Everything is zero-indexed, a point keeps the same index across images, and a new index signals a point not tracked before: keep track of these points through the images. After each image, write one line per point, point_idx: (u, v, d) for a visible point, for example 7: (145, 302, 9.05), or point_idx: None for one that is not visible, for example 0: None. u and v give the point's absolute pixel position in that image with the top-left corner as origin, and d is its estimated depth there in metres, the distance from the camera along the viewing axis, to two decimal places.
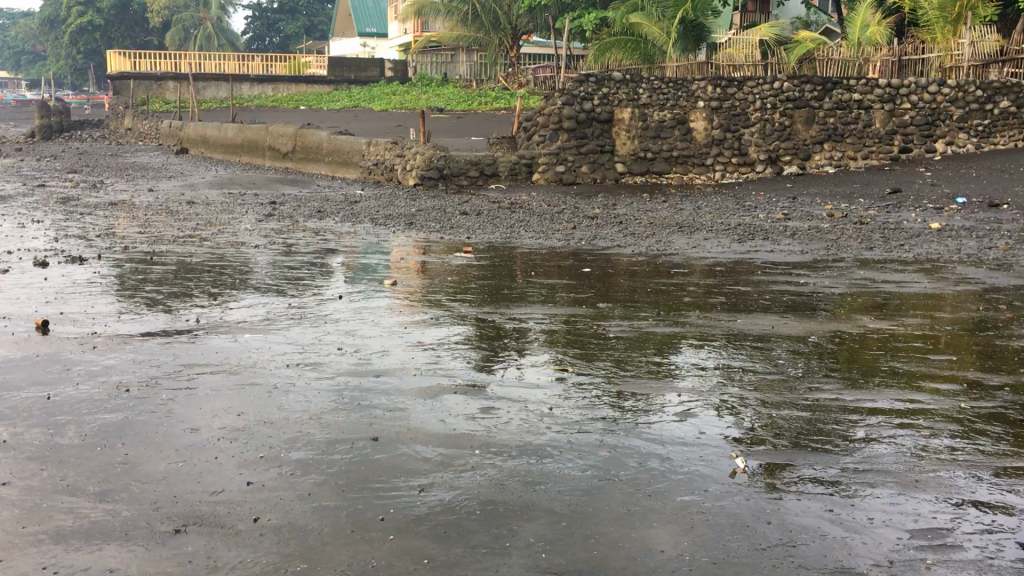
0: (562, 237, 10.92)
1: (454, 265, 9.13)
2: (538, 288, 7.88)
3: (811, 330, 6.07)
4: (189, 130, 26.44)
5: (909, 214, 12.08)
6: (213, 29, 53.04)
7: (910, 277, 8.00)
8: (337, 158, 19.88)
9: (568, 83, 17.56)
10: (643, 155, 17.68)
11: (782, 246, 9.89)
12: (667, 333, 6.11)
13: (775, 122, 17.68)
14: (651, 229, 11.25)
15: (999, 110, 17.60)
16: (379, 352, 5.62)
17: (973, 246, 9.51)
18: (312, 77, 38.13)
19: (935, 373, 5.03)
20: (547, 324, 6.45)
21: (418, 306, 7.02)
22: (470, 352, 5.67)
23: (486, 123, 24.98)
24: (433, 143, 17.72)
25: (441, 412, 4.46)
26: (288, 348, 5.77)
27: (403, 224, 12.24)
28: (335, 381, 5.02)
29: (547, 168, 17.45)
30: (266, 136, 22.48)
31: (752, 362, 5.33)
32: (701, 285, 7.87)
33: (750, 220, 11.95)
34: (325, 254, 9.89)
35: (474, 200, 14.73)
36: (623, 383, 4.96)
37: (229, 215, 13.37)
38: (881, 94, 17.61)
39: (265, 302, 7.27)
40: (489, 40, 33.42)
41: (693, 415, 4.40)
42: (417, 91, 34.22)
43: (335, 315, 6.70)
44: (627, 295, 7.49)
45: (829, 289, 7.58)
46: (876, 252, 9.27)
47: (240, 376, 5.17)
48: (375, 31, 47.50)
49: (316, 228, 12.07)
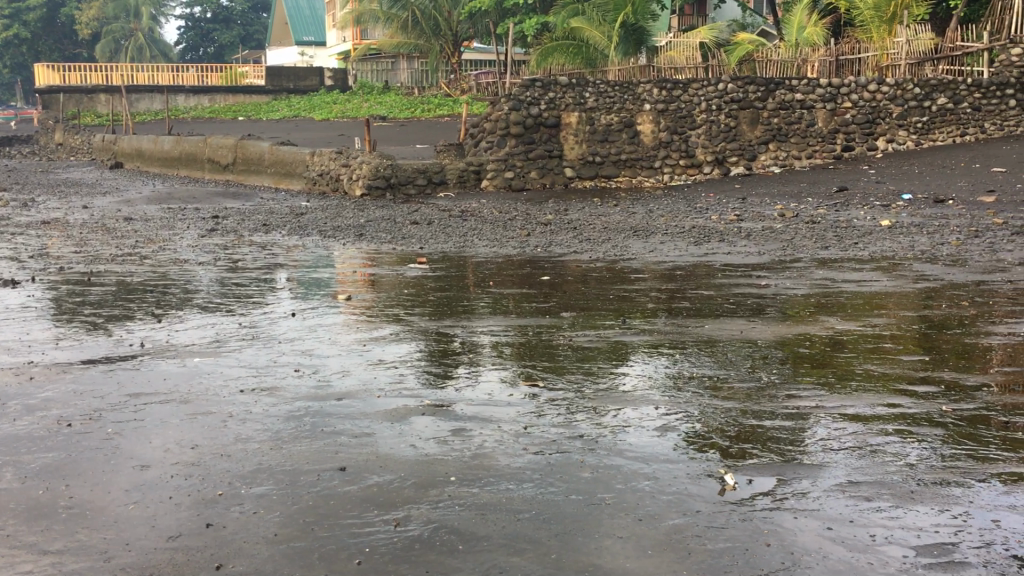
0: (516, 244, 10.75)
1: (409, 277, 8.88)
2: (496, 298, 7.67)
3: (779, 334, 5.95)
4: (124, 144, 25.70)
5: (858, 212, 12.15)
6: (145, 40, 51.95)
7: (869, 276, 7.98)
8: (279, 169, 19.47)
9: (514, 89, 17.55)
10: (591, 159, 17.62)
11: (738, 247, 9.83)
12: (634, 342, 5.94)
13: (721, 124, 17.74)
14: (606, 234, 11.13)
15: (937, 107, 17.90)
16: (337, 373, 5.36)
17: (925, 242, 9.56)
18: (250, 87, 37.45)
19: (910, 375, 4.92)
20: (509, 336, 6.24)
21: (374, 322, 6.76)
22: (433, 369, 5.45)
23: (431, 130, 24.73)
24: (379, 152, 17.43)
25: (408, 437, 4.23)
26: (241, 372, 5.47)
27: (352, 236, 11.95)
28: (293, 406, 4.75)
29: (496, 175, 17.28)
30: (204, 148, 21.94)
31: (724, 370, 5.19)
32: (663, 290, 7.74)
33: (703, 222, 11.92)
34: (273, 268, 9.58)
35: (424, 209, 14.50)
36: (596, 397, 4.78)
37: (170, 231, 12.93)
38: (823, 93, 17.77)
39: (214, 322, 6.96)
40: (430, 47, 32.98)
41: (673, 429, 4.23)
42: (358, 100, 33.84)
43: (288, 334, 6.41)
44: (588, 303, 7.32)
45: (791, 290, 7.50)
46: (832, 251, 9.26)
47: (190, 405, 4.87)
48: (313, 39, 46.91)
49: (262, 242, 11.72)
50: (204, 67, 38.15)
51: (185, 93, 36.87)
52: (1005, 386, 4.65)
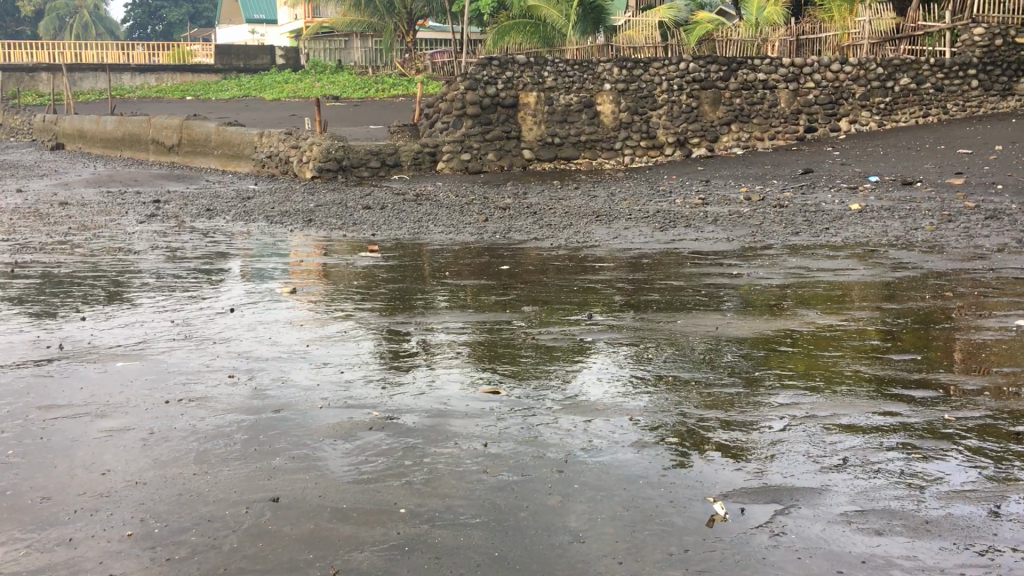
0: (474, 230, 10.24)
1: (359, 267, 8.31)
2: (453, 290, 7.15)
3: (758, 331, 5.52)
4: (65, 124, 24.63)
5: (825, 195, 11.86)
6: (89, 18, 50.42)
7: (844, 264, 7.61)
8: (227, 151, 18.72)
9: (470, 68, 16.95)
10: (550, 140, 17.13)
11: (705, 233, 9.45)
12: (603, 341, 5.47)
13: (682, 104, 17.35)
14: (567, 219, 10.66)
15: (900, 87, 17.64)
16: (277, 379, 4.82)
17: (899, 227, 9.23)
18: (198, 66, 36.27)
19: (905, 377, 4.51)
20: (465, 334, 5.72)
21: (322, 318, 6.21)
22: (385, 372, 4.94)
23: (384, 111, 24.00)
24: (330, 133, 16.75)
25: (352, 458, 3.71)
26: (169, 379, 4.90)
27: (301, 221, 11.34)
28: (224, 420, 4.22)
29: (452, 157, 16.70)
30: (149, 129, 21.04)
31: (704, 373, 4.74)
32: (628, 281, 7.30)
33: (667, 206, 11.51)
34: (216, 257, 8.98)
35: (377, 193, 13.92)
36: (563, 407, 4.29)
37: (107, 217, 12.21)
38: (785, 73, 17.46)
39: (145, 319, 6.35)
40: (385, 25, 32.18)
41: (650, 445, 3.77)
42: (310, 79, 32.92)
43: (225, 333, 5.85)
44: (552, 296, 6.83)
45: (765, 280, 7.09)
46: (803, 237, 8.91)
47: (107, 419, 4.30)
48: (264, 17, 45.75)
49: (204, 228, 11.07)
50: (151, 45, 36.96)
51: (130, 72, 35.56)
52: (1007, 390, 4.25)
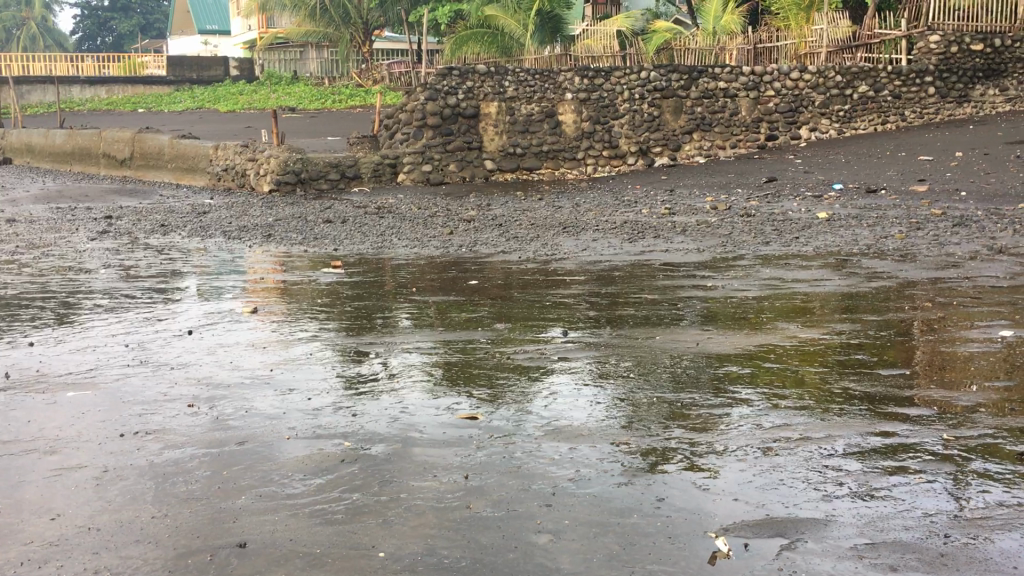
0: (439, 244, 10.01)
1: (322, 284, 8.03)
2: (419, 307, 6.91)
3: (740, 346, 5.36)
4: (13, 137, 23.89)
5: (790, 203, 11.82)
6: (37, 30, 49.37)
7: (819, 274, 7.50)
8: (181, 164, 18.26)
9: (430, 78, 16.74)
10: (512, 151, 16.94)
11: (675, 243, 9.33)
12: (579, 360, 5.27)
13: (644, 113, 17.28)
14: (533, 231, 10.48)
15: (858, 95, 17.77)
16: (241, 407, 4.53)
17: (868, 235, 9.18)
18: (150, 77, 35.56)
19: (897, 395, 4.37)
20: (436, 355, 5.48)
21: (285, 339, 5.93)
22: (355, 397, 4.69)
23: (342, 122, 23.67)
24: (288, 145, 16.41)
25: (326, 496, 3.45)
26: (123, 410, 4.58)
27: (260, 237, 11.00)
28: (184, 455, 3.93)
29: (413, 168, 16.45)
30: (100, 142, 20.47)
31: (689, 393, 4.56)
32: (600, 295, 7.12)
33: (634, 216, 11.37)
34: (172, 276, 8.62)
35: (338, 206, 13.62)
36: (545, 433, 4.07)
37: (56, 234, 11.75)
38: (745, 81, 17.48)
39: (98, 344, 6.00)
40: (341, 36, 31.73)
41: (643, 473, 3.58)
42: (266, 91, 32.44)
43: (182, 357, 5.54)
44: (522, 313, 6.63)
45: (741, 292, 6.95)
46: (774, 247, 8.81)
47: (55, 457, 3.98)
48: (217, 28, 45.10)
49: (159, 244, 10.69)
50: (102, 57, 36.18)
51: (80, 84, 34.71)
52: (1002, 406, 4.13)
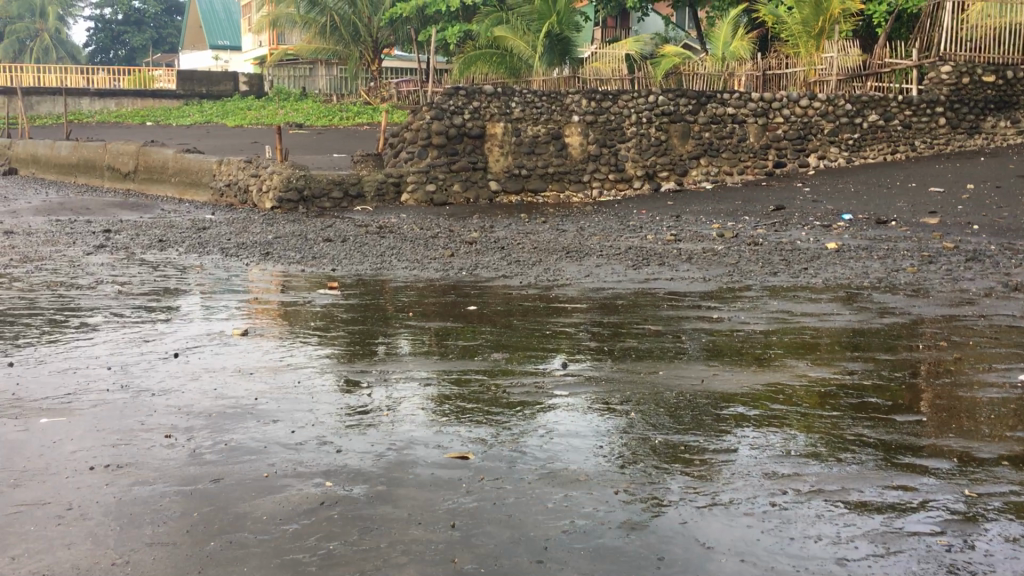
0: (439, 266, 9.80)
1: (318, 306, 7.81)
2: (416, 334, 6.69)
3: (748, 386, 5.12)
4: (18, 148, 23.79)
5: (799, 233, 11.61)
6: (49, 41, 49.63)
7: (828, 307, 7.27)
8: (184, 178, 18.12)
9: (437, 97, 16.60)
10: (517, 172, 16.77)
11: (681, 271, 9.11)
12: (578, 396, 5.03)
13: (651, 137, 17.10)
14: (536, 255, 10.28)
15: (868, 123, 17.58)
16: (221, 439, 4.30)
17: (879, 268, 8.95)
18: (158, 91, 35.56)
19: (912, 444, 4.14)
20: (430, 386, 5.24)
21: (275, 365, 5.70)
22: (341, 430, 4.45)
23: (348, 139, 23.56)
24: (292, 162, 16.26)
25: (301, 545, 3.21)
26: (97, 440, 4.35)
27: (258, 255, 10.81)
28: (156, 492, 3.71)
29: (417, 188, 16.29)
30: (105, 155, 20.35)
31: (694, 435, 4.33)
32: (601, 324, 6.89)
33: (639, 242, 11.16)
34: (164, 294, 8.41)
35: (339, 224, 13.44)
36: (539, 477, 3.83)
37: (52, 247, 11.56)
38: (754, 108, 17.34)
39: (80, 366, 5.77)
40: (349, 53, 31.74)
41: (642, 527, 3.34)
42: (273, 106, 32.42)
43: (165, 382, 5.30)
44: (522, 342, 6.40)
45: (748, 325, 6.71)
46: (782, 278, 8.59)
47: (19, 491, 3.75)
48: (228, 43, 45.27)
49: (154, 260, 10.49)
50: (112, 69, 36.19)
51: (90, 96, 34.66)
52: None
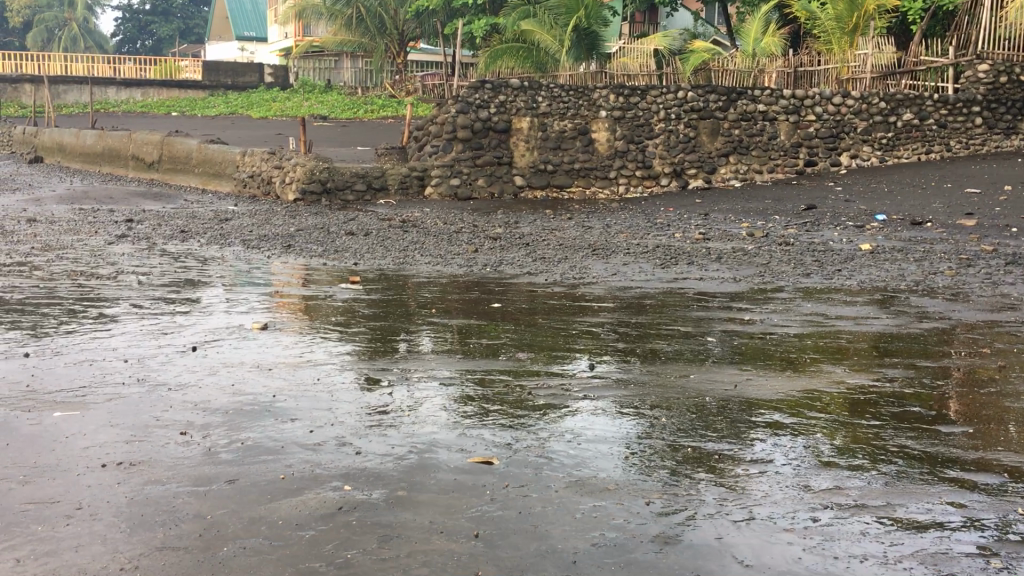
0: (463, 262, 9.63)
1: (339, 301, 7.67)
2: (439, 331, 6.53)
3: (784, 392, 4.91)
4: (45, 136, 23.86)
5: (830, 233, 11.35)
6: (78, 30, 50.00)
7: (864, 311, 7.05)
8: (208, 169, 18.08)
9: (463, 90, 16.45)
10: (543, 167, 16.58)
11: (710, 271, 8.90)
12: (605, 399, 4.84)
13: (679, 134, 16.85)
14: (562, 252, 10.10)
15: (902, 122, 17.23)
16: (236, 438, 4.15)
17: (916, 271, 8.70)
18: (185, 82, 35.64)
19: (962, 457, 3.92)
20: (454, 386, 5.07)
21: (296, 360, 5.56)
22: (361, 431, 4.29)
23: (373, 132, 23.46)
24: (316, 154, 16.16)
25: (316, 554, 3.06)
26: (110, 436, 4.22)
27: (280, 247, 10.70)
28: (169, 492, 3.57)
29: (441, 182, 16.15)
30: (130, 144, 20.36)
31: (729, 444, 4.13)
32: (629, 325, 6.70)
33: (666, 240, 10.95)
34: (184, 285, 8.31)
35: (362, 218, 13.31)
36: (567, 486, 3.64)
37: (74, 236, 11.50)
38: (785, 105, 17.00)
39: (96, 358, 5.64)
40: (375, 46, 31.64)
41: (676, 541, 3.16)
42: (298, 98, 32.39)
43: (183, 378, 5.16)
44: (547, 342, 6.23)
45: (781, 328, 6.50)
46: (816, 279, 8.37)
47: (28, 489, 3.62)
48: (254, 35, 45.38)
49: (176, 251, 10.40)
50: (139, 59, 36.31)
51: (116, 86, 34.77)
52: None
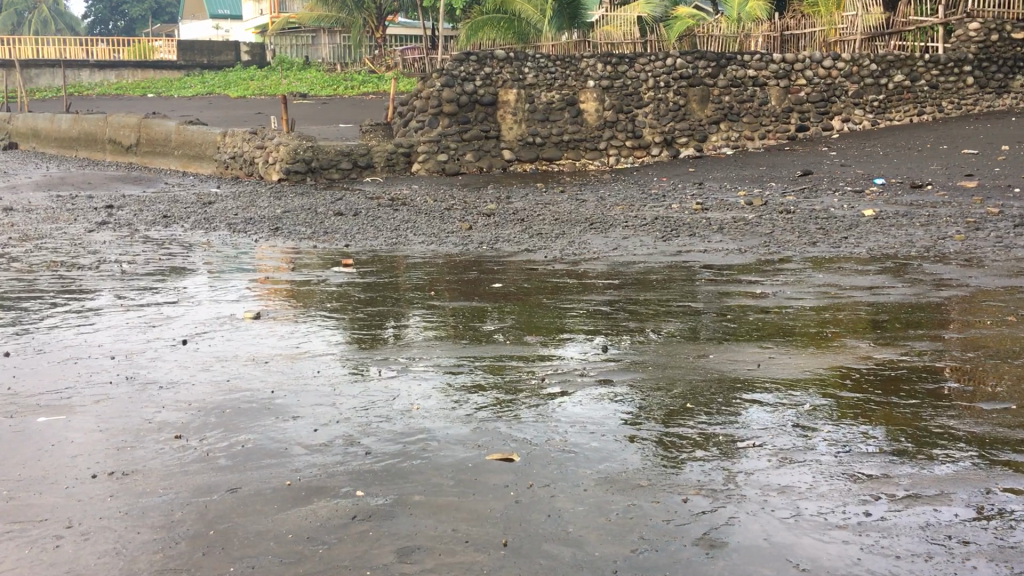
0: (458, 240, 9.35)
1: (332, 286, 7.36)
2: (438, 315, 6.25)
3: (810, 370, 4.68)
4: (18, 122, 23.27)
5: (829, 199, 11.12)
6: (49, 13, 48.98)
7: (878, 280, 6.82)
8: (188, 151, 17.64)
9: (446, 63, 16.01)
10: (531, 140, 16.25)
11: (714, 243, 8.66)
12: (624, 385, 4.58)
13: (669, 102, 16.54)
14: (558, 227, 9.80)
15: (893, 84, 16.99)
16: (235, 441, 3.87)
17: (924, 236, 8.48)
18: (160, 62, 34.90)
19: (1012, 437, 3.69)
20: (462, 375, 4.80)
21: (294, 353, 5.26)
22: (368, 427, 4.02)
23: (355, 109, 22.97)
24: (299, 133, 15.78)
25: (333, 572, 2.80)
26: (98, 443, 3.92)
27: (267, 230, 10.37)
28: (164, 503, 3.29)
29: (428, 158, 15.80)
30: (106, 128, 19.86)
31: (762, 429, 3.89)
32: (636, 302, 6.43)
33: (664, 212, 10.66)
34: (170, 273, 7.98)
35: (350, 197, 12.99)
36: (596, 483, 3.38)
37: (52, 225, 11.12)
38: (775, 70, 16.70)
39: (80, 355, 5.31)
40: (353, 21, 31.06)
41: (721, 544, 2.91)
42: (277, 76, 31.83)
43: (173, 375, 4.85)
44: (552, 323, 5.96)
45: (795, 301, 6.26)
46: (823, 248, 8.14)
47: (13, 505, 3.34)
48: (229, 13, 44.56)
49: (160, 238, 10.05)
50: (113, 41, 35.53)
51: (90, 69, 34.06)
52: None
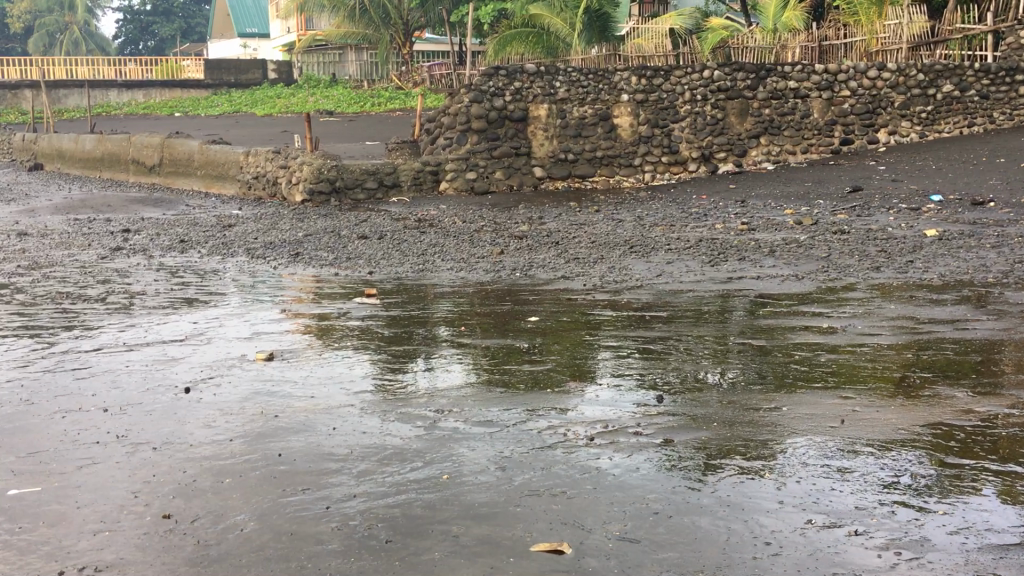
0: (489, 266, 8.75)
1: (353, 320, 6.75)
2: (470, 355, 5.63)
3: (909, 428, 4.00)
4: (43, 142, 23.01)
5: (884, 218, 10.41)
6: (80, 34, 49.20)
7: (958, 311, 6.14)
8: (211, 171, 17.20)
9: (475, 78, 15.45)
10: (563, 156, 15.64)
11: (766, 267, 7.99)
12: (693, 446, 3.93)
13: (707, 115, 15.86)
14: (595, 251, 9.17)
15: (942, 94, 16.20)
16: (232, 524, 3.28)
17: (999, 260, 7.77)
18: (187, 81, 34.69)
19: None
20: (500, 432, 4.19)
21: (312, 404, 4.66)
22: (390, 504, 3.40)
23: (382, 126, 22.51)
24: (323, 152, 15.30)
25: None
26: (72, 525, 3.32)
27: (288, 256, 9.83)
28: None
29: (456, 176, 15.26)
30: (129, 148, 19.50)
31: (863, 510, 3.22)
32: (687, 339, 5.78)
33: (707, 233, 9.99)
34: (181, 305, 7.46)
35: (375, 218, 12.46)
36: None
37: (65, 252, 10.64)
38: (818, 81, 15.96)
39: (69, 408, 4.72)
40: (381, 38, 30.60)
41: None
42: (304, 94, 31.53)
43: (171, 434, 4.26)
44: (598, 364, 5.30)
45: (871, 338, 5.58)
46: (888, 273, 7.47)
47: None
48: (257, 31, 44.50)
49: (175, 265, 9.53)
50: (141, 61, 35.41)
51: (118, 88, 33.90)
52: None
